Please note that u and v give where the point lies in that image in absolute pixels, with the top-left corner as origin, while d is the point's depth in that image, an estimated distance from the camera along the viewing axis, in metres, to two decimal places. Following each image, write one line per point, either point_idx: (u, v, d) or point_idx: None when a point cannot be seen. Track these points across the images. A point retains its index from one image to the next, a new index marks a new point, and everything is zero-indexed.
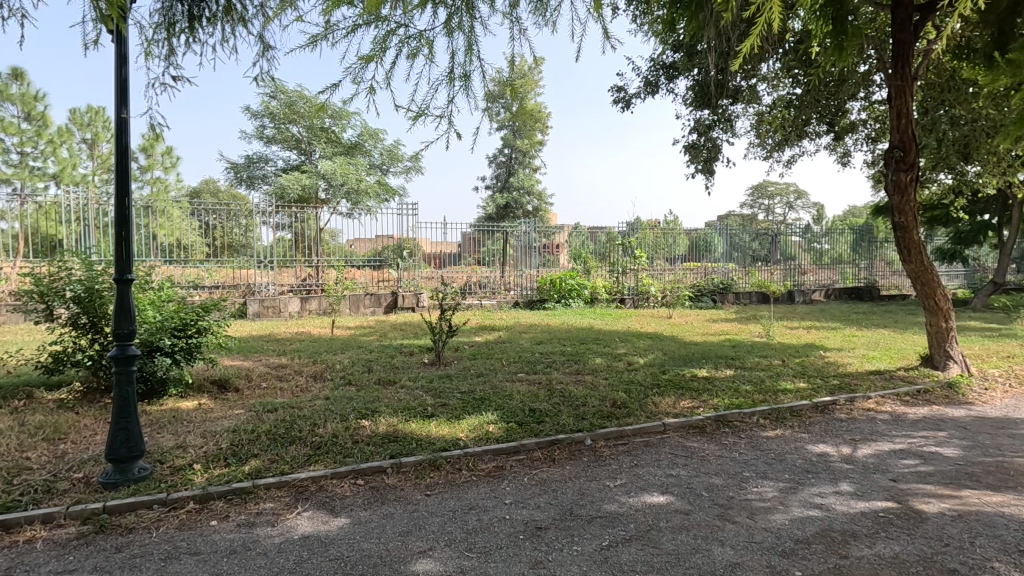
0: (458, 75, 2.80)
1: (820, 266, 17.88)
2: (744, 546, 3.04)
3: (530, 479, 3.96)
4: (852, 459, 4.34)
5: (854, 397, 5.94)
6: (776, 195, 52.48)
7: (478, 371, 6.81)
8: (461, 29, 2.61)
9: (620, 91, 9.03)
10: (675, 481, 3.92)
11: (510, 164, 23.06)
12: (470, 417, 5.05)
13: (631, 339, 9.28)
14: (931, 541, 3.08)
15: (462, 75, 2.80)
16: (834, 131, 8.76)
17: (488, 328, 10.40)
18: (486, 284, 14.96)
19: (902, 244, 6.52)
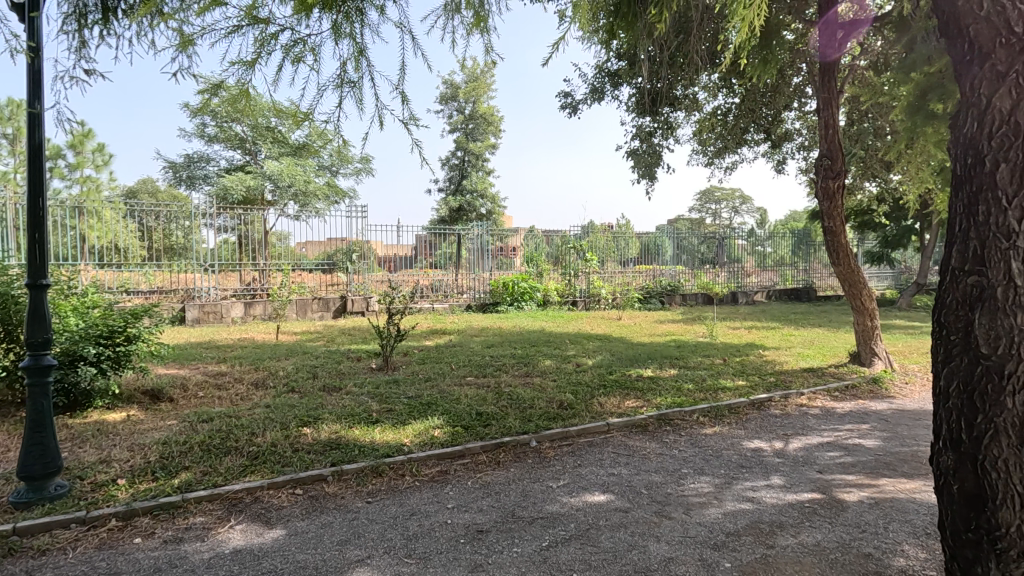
0: (347, 81, 2.42)
1: (762, 268, 18.65)
2: (679, 541, 3.13)
3: (473, 482, 3.96)
4: (783, 453, 4.55)
5: (788, 394, 6.22)
6: (722, 201, 54.60)
7: (427, 376, 6.76)
8: (349, 35, 2.32)
9: (568, 97, 9.15)
10: (616, 479, 4.00)
11: (463, 167, 22.95)
12: (416, 422, 5.00)
13: (580, 341, 9.44)
14: (850, 528, 3.26)
15: (350, 82, 2.42)
16: (770, 140, 9.09)
17: (439, 332, 10.35)
18: (439, 287, 14.83)
19: (832, 246, 6.89)
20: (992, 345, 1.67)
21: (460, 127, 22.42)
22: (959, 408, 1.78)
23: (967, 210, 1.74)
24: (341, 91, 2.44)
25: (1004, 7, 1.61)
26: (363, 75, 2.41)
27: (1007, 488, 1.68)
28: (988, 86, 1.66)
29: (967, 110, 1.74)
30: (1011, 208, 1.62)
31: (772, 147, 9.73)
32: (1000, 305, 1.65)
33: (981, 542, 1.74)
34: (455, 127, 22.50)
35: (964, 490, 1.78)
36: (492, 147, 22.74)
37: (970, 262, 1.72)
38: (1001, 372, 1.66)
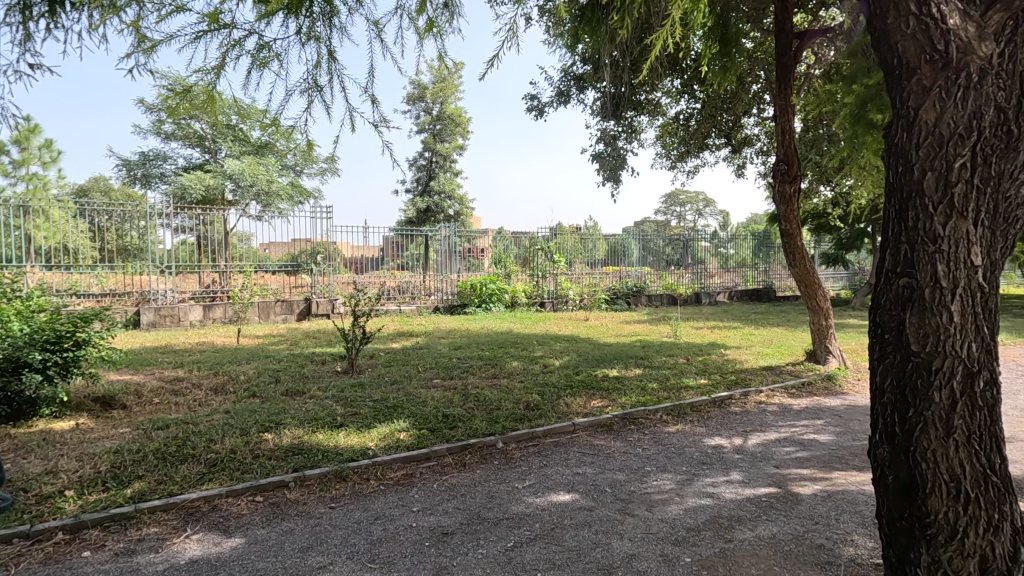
0: (314, 84, 2.44)
1: (725, 269, 19.11)
2: (641, 538, 3.19)
3: (439, 484, 3.94)
4: (742, 449, 4.68)
5: (747, 391, 6.40)
6: (687, 203, 55.80)
7: (393, 379, 6.68)
8: (315, 38, 2.33)
9: (534, 100, 9.21)
10: (581, 478, 4.05)
11: (430, 168, 22.81)
12: (382, 425, 4.95)
13: (547, 342, 9.49)
14: (805, 520, 3.39)
15: (317, 85, 2.44)
16: (731, 144, 9.33)
17: (406, 334, 10.24)
18: (406, 289, 14.70)
19: (788, 248, 7.13)
20: (920, 342, 1.74)
21: (427, 128, 22.38)
22: (893, 402, 1.84)
23: (898, 217, 1.80)
24: (308, 95, 2.46)
25: (932, 28, 1.67)
26: (330, 77, 2.47)
27: (937, 477, 1.76)
28: (915, 99, 1.71)
29: (896, 121, 1.79)
30: (936, 214, 1.69)
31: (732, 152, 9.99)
32: (927, 304, 1.72)
33: (914, 531, 1.82)
34: (422, 127, 22.43)
35: (897, 481, 1.85)
36: (460, 148, 22.70)
37: (899, 263, 1.78)
38: (928, 368, 1.74)
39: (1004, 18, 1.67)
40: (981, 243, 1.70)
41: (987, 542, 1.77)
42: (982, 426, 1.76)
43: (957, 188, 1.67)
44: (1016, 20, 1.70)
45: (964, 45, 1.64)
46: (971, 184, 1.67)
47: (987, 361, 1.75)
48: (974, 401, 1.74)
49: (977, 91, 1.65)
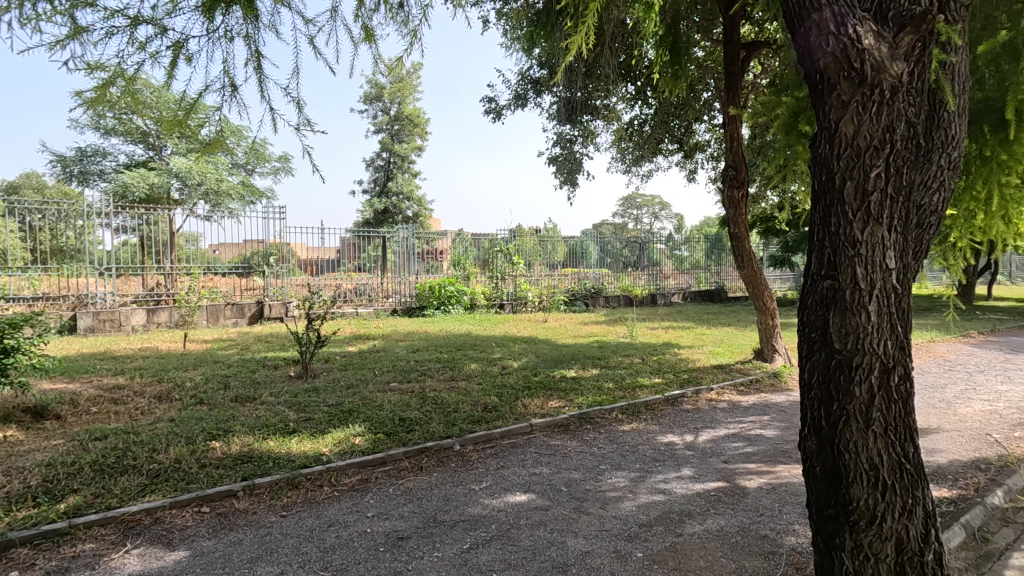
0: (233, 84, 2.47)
1: (679, 271, 19.62)
2: (595, 535, 3.25)
3: (395, 489, 3.90)
4: (693, 445, 4.83)
5: (699, 389, 6.61)
6: (643, 207, 57.05)
7: (349, 383, 6.55)
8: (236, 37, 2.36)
9: (492, 102, 9.23)
10: (537, 479, 4.09)
11: (388, 168, 22.52)
12: (336, 430, 4.85)
13: (506, 343, 9.52)
14: (750, 512, 3.53)
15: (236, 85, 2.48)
16: (683, 150, 9.60)
17: (363, 338, 10.06)
18: (363, 291, 14.47)
19: (737, 250, 7.40)
20: (842, 340, 1.83)
21: (385, 128, 22.15)
22: (820, 398, 1.93)
23: (822, 224, 1.87)
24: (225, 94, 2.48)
25: (849, 48, 1.71)
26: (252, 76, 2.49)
27: (858, 467, 1.86)
28: (836, 113, 1.78)
29: (819, 133, 1.86)
30: (855, 220, 1.78)
31: (685, 157, 10.28)
32: (847, 304, 1.81)
33: (840, 518, 1.91)
34: (380, 127, 22.17)
35: (823, 472, 1.93)
36: (418, 149, 22.51)
37: (823, 267, 1.86)
38: (850, 365, 1.83)
39: (914, 39, 1.75)
40: (893, 247, 1.81)
41: (901, 525, 1.89)
42: (896, 418, 1.88)
43: (873, 197, 1.77)
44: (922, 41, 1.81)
45: (878, 63, 1.70)
46: (886, 193, 1.78)
47: (901, 357, 1.87)
48: (890, 394, 1.86)
49: (890, 107, 1.74)
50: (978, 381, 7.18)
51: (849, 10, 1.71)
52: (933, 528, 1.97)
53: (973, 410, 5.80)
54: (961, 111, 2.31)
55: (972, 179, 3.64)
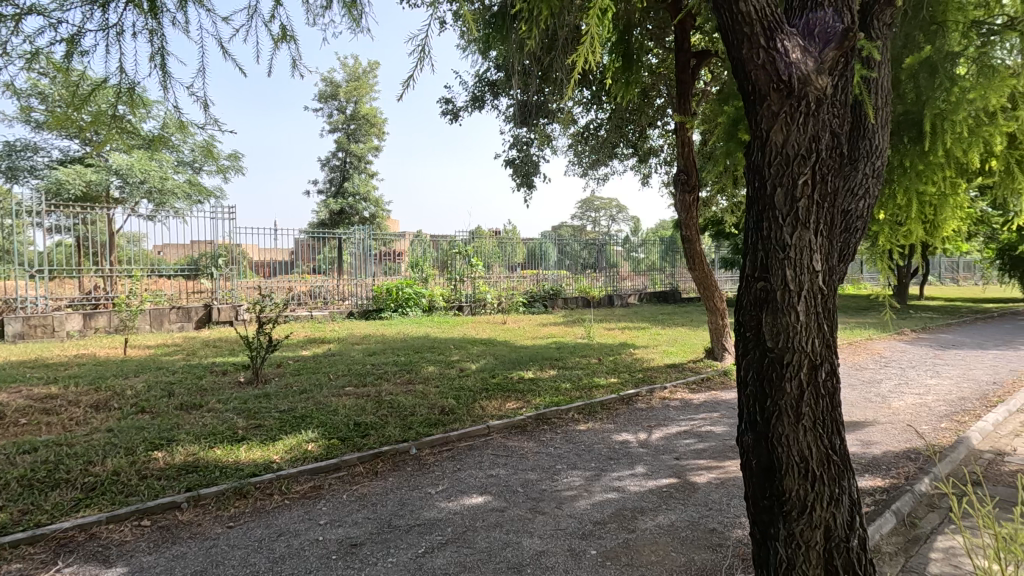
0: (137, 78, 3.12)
1: (636, 273, 20.03)
2: (551, 534, 3.28)
3: (349, 495, 3.83)
4: (646, 443, 4.94)
5: (653, 389, 6.77)
6: (601, 210, 58.04)
7: (302, 388, 6.38)
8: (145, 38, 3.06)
9: (449, 104, 9.18)
10: (494, 481, 4.09)
11: (345, 168, 22.09)
12: (288, 436, 4.73)
13: (465, 346, 9.49)
14: (700, 507, 3.64)
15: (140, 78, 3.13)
16: (637, 155, 9.81)
17: (318, 341, 9.85)
18: (318, 294, 14.16)
19: (688, 252, 7.62)
20: (774, 338, 1.91)
21: (341, 127, 21.80)
22: (754, 393, 2.01)
23: (756, 227, 1.95)
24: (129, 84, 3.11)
25: (776, 62, 1.80)
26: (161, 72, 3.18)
27: (790, 459, 1.93)
28: (767, 122, 1.86)
29: (753, 141, 1.94)
30: (784, 224, 1.87)
31: (640, 162, 10.51)
32: (778, 304, 1.89)
33: (774, 509, 1.98)
34: (335, 127, 21.80)
35: (759, 464, 2.01)
36: (375, 149, 22.19)
37: (756, 268, 1.94)
38: (781, 362, 1.91)
39: (838, 54, 1.85)
40: (820, 251, 1.91)
41: (830, 514, 1.98)
42: (824, 411, 1.97)
43: (801, 203, 1.86)
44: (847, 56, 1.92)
45: (804, 76, 1.79)
46: (813, 199, 1.87)
47: (827, 354, 1.97)
48: (819, 389, 1.95)
49: (816, 118, 1.84)
50: (910, 376, 7.64)
51: (776, 26, 1.81)
52: (859, 515, 2.07)
53: (905, 403, 6.16)
54: (882, 124, 2.52)
55: (894, 187, 3.85)
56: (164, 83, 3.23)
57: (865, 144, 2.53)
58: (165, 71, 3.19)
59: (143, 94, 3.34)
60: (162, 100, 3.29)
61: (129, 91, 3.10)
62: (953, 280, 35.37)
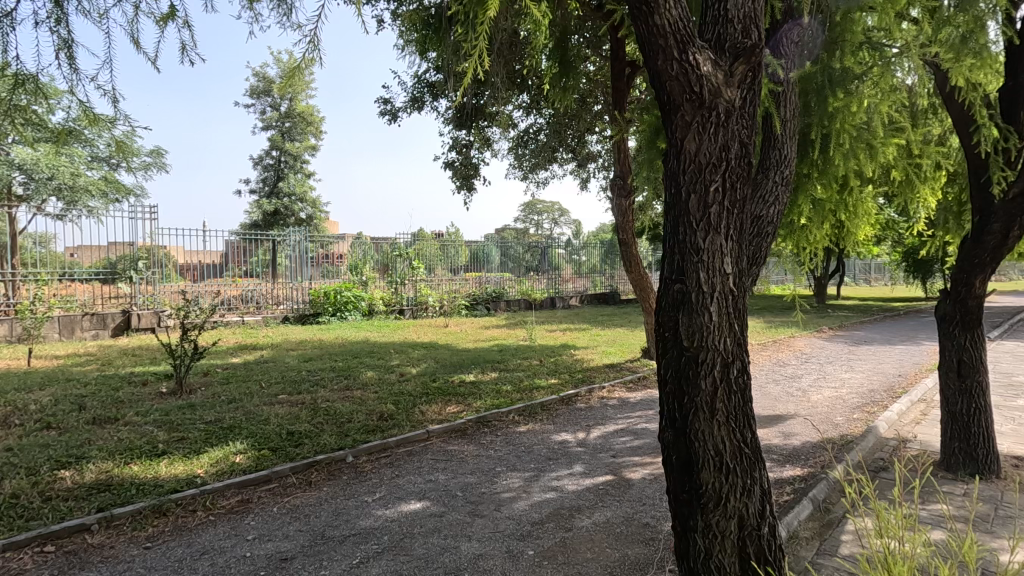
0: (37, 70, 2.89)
1: (577, 275, 20.42)
2: (489, 537, 3.28)
3: (279, 507, 3.68)
4: (585, 442, 5.04)
5: (592, 388, 6.91)
6: (544, 213, 58.84)
7: (230, 398, 6.05)
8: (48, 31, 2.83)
9: (387, 104, 9.02)
10: (433, 486, 4.05)
11: (279, 168, 21.23)
12: (213, 449, 4.48)
13: (405, 350, 9.34)
14: (634, 502, 3.75)
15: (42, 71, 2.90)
16: (577, 159, 9.98)
17: (249, 347, 9.40)
18: (250, 298, 13.43)
19: (625, 255, 7.84)
20: (689, 338, 1.99)
21: (275, 125, 21.01)
22: (673, 391, 2.08)
23: (673, 232, 2.03)
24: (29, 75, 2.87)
25: (689, 74, 1.89)
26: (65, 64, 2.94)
27: (706, 453, 2.03)
28: (680, 131, 1.95)
29: (669, 149, 2.02)
30: (697, 229, 1.96)
31: (579, 166, 10.73)
32: (692, 305, 1.98)
33: (692, 502, 2.07)
34: (269, 124, 20.97)
35: (679, 460, 2.09)
36: (311, 148, 21.49)
37: (672, 271, 2.02)
38: (696, 360, 2.00)
39: (745, 69, 1.98)
40: (731, 254, 2.01)
41: (742, 504, 2.08)
42: (736, 407, 2.07)
43: (713, 208, 1.95)
44: (754, 72, 2.05)
45: (714, 88, 1.90)
46: (724, 205, 1.97)
47: (738, 352, 2.07)
48: (731, 386, 2.05)
49: (725, 128, 1.94)
50: (827, 370, 8.18)
51: (688, 40, 1.90)
52: (769, 504, 2.19)
53: (822, 396, 6.59)
54: (789, 135, 2.72)
55: (801, 196, 4.11)
56: (70, 74, 2.98)
57: (775, 154, 2.73)
58: (71, 63, 2.94)
59: (48, 84, 3.07)
60: (70, 93, 3.03)
61: (28, 82, 2.86)
62: (865, 280, 38.31)
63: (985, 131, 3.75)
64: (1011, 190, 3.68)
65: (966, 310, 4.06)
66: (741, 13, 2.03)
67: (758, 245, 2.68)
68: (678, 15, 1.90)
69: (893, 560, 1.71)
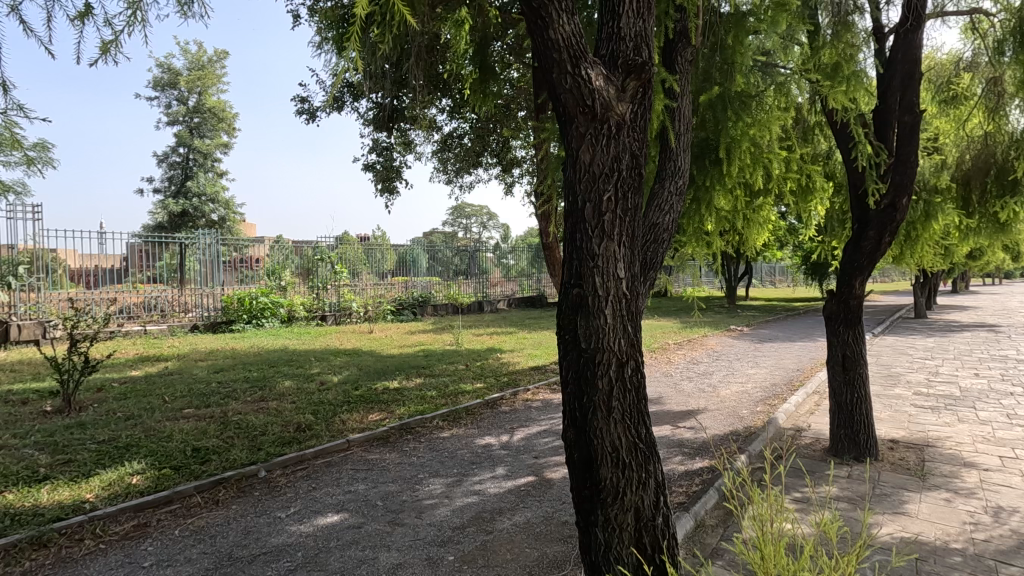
0: None
1: (505, 279, 20.62)
2: (408, 545, 3.23)
3: (182, 530, 3.44)
4: (508, 445, 5.09)
5: (517, 391, 7.01)
6: (472, 217, 58.92)
7: (127, 415, 5.57)
8: None
9: (305, 103, 8.70)
10: (352, 497, 3.93)
11: (187, 166, 19.88)
12: (106, 471, 4.11)
13: (327, 357, 9.02)
14: (554, 502, 3.82)
15: None
16: (501, 164, 10.09)
17: (151, 359, 8.71)
18: (154, 306, 12.43)
19: (548, 259, 8.03)
20: (587, 340, 2.07)
21: (182, 120, 19.68)
22: (574, 392, 2.15)
23: (571, 238, 2.10)
24: None
25: (582, 87, 1.97)
26: None
27: (604, 449, 2.11)
28: (576, 142, 2.03)
29: (567, 158, 2.10)
30: (593, 235, 2.04)
31: (505, 171, 10.85)
32: (589, 308, 2.07)
33: (593, 498, 2.15)
34: (175, 118, 19.60)
35: (580, 458, 2.16)
36: (223, 145, 20.30)
37: (571, 276, 2.10)
38: (593, 361, 2.08)
39: (637, 84, 2.09)
40: (624, 260, 2.11)
41: (638, 497, 2.18)
42: (631, 405, 2.17)
43: (607, 216, 2.05)
44: (644, 88, 2.17)
45: (606, 102, 1.99)
46: (617, 214, 2.07)
47: (633, 352, 2.17)
48: (626, 384, 2.14)
49: (616, 140, 2.04)
50: (735, 367, 8.76)
51: (581, 55, 1.98)
52: (664, 495, 2.30)
53: (730, 391, 7.04)
54: (684, 148, 2.91)
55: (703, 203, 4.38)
56: None
57: (671, 165, 2.91)
58: None
59: None
60: None
61: None
62: (770, 282, 41.40)
63: (860, 147, 4.16)
64: (882, 201, 4.17)
65: (848, 309, 4.49)
66: (633, 32, 2.15)
67: (654, 250, 2.84)
68: (571, 31, 1.99)
69: (763, 541, 1.79)
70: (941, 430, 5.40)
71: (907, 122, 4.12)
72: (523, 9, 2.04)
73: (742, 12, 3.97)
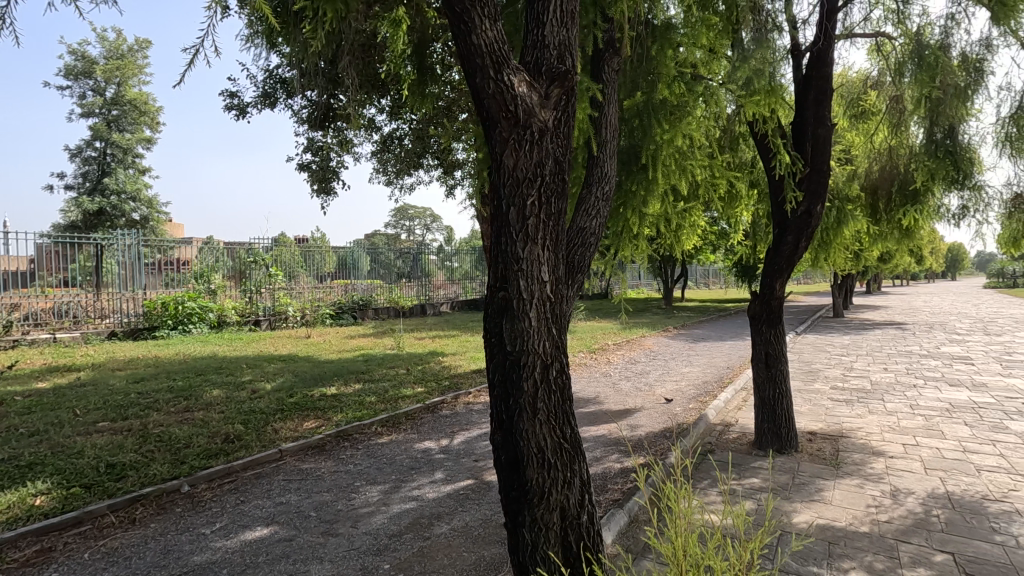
0: None
1: (449, 281, 20.50)
2: (342, 556, 3.15)
3: (93, 552, 3.20)
4: (448, 449, 5.05)
5: (458, 394, 6.97)
6: (416, 218, 58.26)
7: (31, 431, 5.12)
8: None
9: (234, 98, 8.33)
10: (283, 508, 3.78)
11: (104, 161, 18.56)
12: (3, 493, 3.77)
13: (259, 364, 8.65)
14: (492, 504, 3.83)
15: None
16: (443, 166, 10.04)
17: (62, 369, 8.07)
18: (67, 311, 11.51)
19: None
20: (512, 343, 2.10)
21: (98, 112, 18.36)
22: (500, 394, 2.17)
23: (496, 241, 2.13)
24: None
25: (504, 93, 2.00)
26: None
27: (530, 450, 2.14)
28: (500, 147, 2.05)
29: (492, 163, 2.12)
30: (517, 239, 2.07)
31: (446, 173, 10.80)
32: (515, 310, 2.09)
33: (520, 499, 2.17)
34: (90, 110, 18.26)
35: (507, 458, 2.18)
36: (146, 140, 19.07)
37: (497, 280, 2.12)
38: (518, 364, 2.11)
39: (560, 92, 2.14)
40: (548, 264, 2.15)
41: (563, 496, 2.22)
42: (556, 405, 2.20)
43: (530, 220, 2.07)
44: (568, 96, 2.22)
45: (528, 108, 2.03)
46: (541, 218, 2.10)
47: (557, 354, 2.21)
48: (551, 386, 2.18)
49: (540, 145, 2.08)
50: (670, 366, 9.09)
51: (504, 61, 2.01)
52: (588, 493, 2.35)
53: (665, 389, 7.30)
54: (609, 155, 3.00)
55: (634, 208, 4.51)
56: None
57: (598, 171, 2.99)
58: None
59: None
60: None
61: None
62: (706, 284, 43.21)
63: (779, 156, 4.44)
64: (798, 208, 4.48)
65: (770, 309, 4.75)
66: (557, 40, 2.19)
67: (583, 255, 2.90)
68: (494, 36, 2.02)
69: (677, 532, 1.85)
70: (853, 421, 5.81)
71: (820, 134, 4.41)
72: (446, 11, 2.05)
73: (670, 25, 4.16)
